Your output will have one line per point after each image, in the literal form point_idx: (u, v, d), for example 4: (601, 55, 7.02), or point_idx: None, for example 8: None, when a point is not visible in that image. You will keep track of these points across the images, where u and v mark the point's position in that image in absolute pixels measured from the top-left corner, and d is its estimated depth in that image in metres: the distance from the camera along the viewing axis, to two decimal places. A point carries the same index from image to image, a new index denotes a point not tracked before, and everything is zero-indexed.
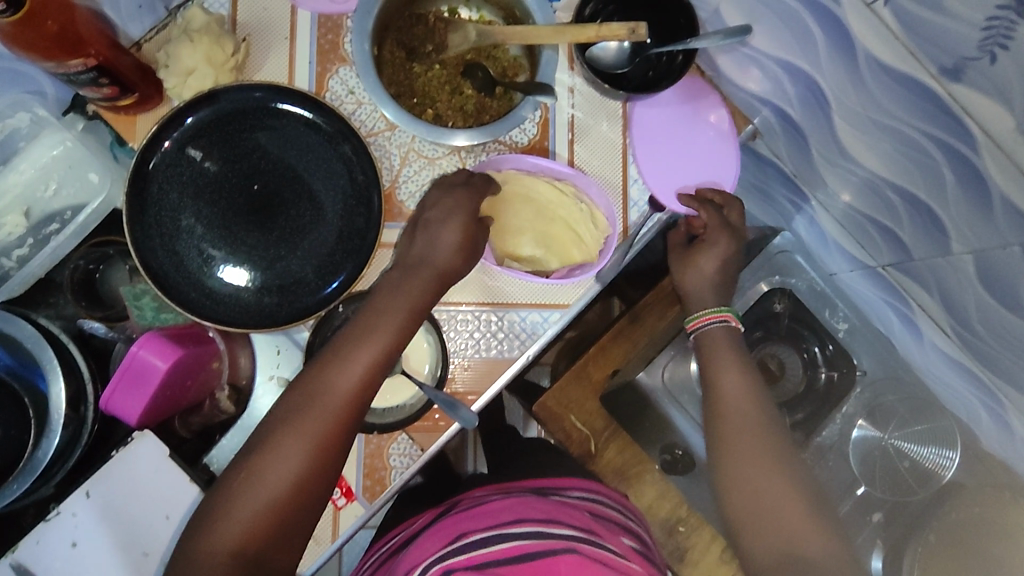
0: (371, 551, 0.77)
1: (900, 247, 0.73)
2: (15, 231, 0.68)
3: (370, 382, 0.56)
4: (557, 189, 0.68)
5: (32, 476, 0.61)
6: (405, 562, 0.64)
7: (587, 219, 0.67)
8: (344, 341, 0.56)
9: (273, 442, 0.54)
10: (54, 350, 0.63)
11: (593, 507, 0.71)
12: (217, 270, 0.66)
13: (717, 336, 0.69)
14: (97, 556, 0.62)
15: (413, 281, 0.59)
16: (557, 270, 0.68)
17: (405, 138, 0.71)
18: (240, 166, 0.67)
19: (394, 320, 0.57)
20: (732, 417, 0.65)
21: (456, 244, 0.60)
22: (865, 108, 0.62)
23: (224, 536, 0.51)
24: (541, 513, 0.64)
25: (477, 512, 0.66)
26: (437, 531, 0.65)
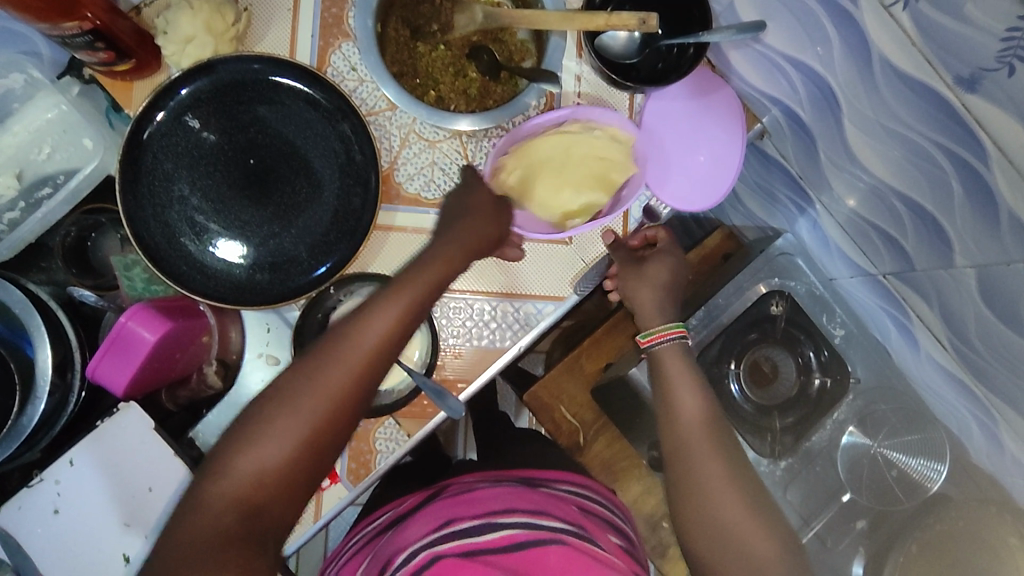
0: (354, 530, 0.77)
1: (902, 257, 0.72)
2: (7, 194, 0.66)
3: (390, 349, 0.53)
4: (592, 153, 0.66)
5: (16, 441, 0.61)
6: (393, 544, 0.64)
7: (608, 143, 0.66)
8: (365, 305, 0.54)
9: (285, 396, 0.51)
10: (42, 316, 0.63)
11: (582, 500, 0.71)
12: (209, 243, 0.65)
13: (669, 356, 0.69)
14: (80, 524, 0.62)
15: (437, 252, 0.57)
16: (608, 203, 0.67)
17: (406, 119, 0.69)
18: (237, 140, 0.66)
19: (414, 289, 0.55)
20: (695, 446, 0.62)
21: (490, 216, 0.61)
22: (876, 113, 0.61)
23: (226, 498, 0.49)
24: (531, 505, 0.65)
25: (466, 500, 0.66)
26: (425, 516, 0.65)
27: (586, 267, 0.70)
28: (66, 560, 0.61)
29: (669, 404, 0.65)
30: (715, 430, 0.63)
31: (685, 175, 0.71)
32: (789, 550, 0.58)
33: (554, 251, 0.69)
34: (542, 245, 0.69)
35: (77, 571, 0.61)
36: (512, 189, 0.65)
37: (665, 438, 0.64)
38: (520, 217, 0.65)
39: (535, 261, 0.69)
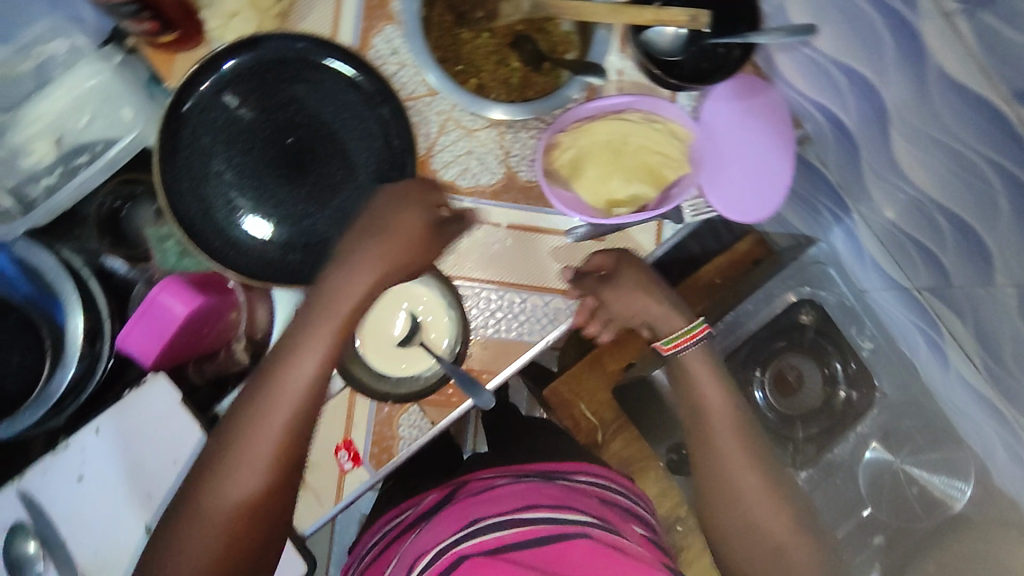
0: (381, 521, 0.78)
1: (940, 271, 0.70)
2: (45, 159, 0.67)
3: (316, 388, 0.54)
4: (649, 139, 0.66)
5: (44, 406, 0.61)
6: (416, 546, 0.64)
7: (666, 136, 0.66)
8: (279, 358, 0.54)
9: (225, 456, 0.53)
10: (75, 283, 0.63)
11: (603, 491, 0.70)
12: (242, 220, 0.65)
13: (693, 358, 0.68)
14: (104, 491, 0.62)
15: (348, 283, 0.54)
16: (653, 198, 0.66)
17: (445, 106, 0.69)
18: (276, 118, 0.66)
19: (326, 333, 0.54)
20: (723, 445, 0.65)
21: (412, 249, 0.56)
22: (925, 124, 0.59)
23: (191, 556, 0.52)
24: (551, 500, 0.64)
25: (486, 498, 0.66)
26: (445, 518, 0.65)
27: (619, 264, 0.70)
28: (90, 527, 0.62)
29: (698, 402, 0.67)
30: (741, 426, 0.66)
31: (732, 180, 0.70)
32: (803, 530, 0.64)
33: (586, 247, 0.70)
34: (576, 242, 0.69)
35: (99, 539, 0.62)
36: (560, 168, 0.65)
37: (691, 438, 0.68)
38: (565, 201, 0.65)
39: (568, 257, 0.70)
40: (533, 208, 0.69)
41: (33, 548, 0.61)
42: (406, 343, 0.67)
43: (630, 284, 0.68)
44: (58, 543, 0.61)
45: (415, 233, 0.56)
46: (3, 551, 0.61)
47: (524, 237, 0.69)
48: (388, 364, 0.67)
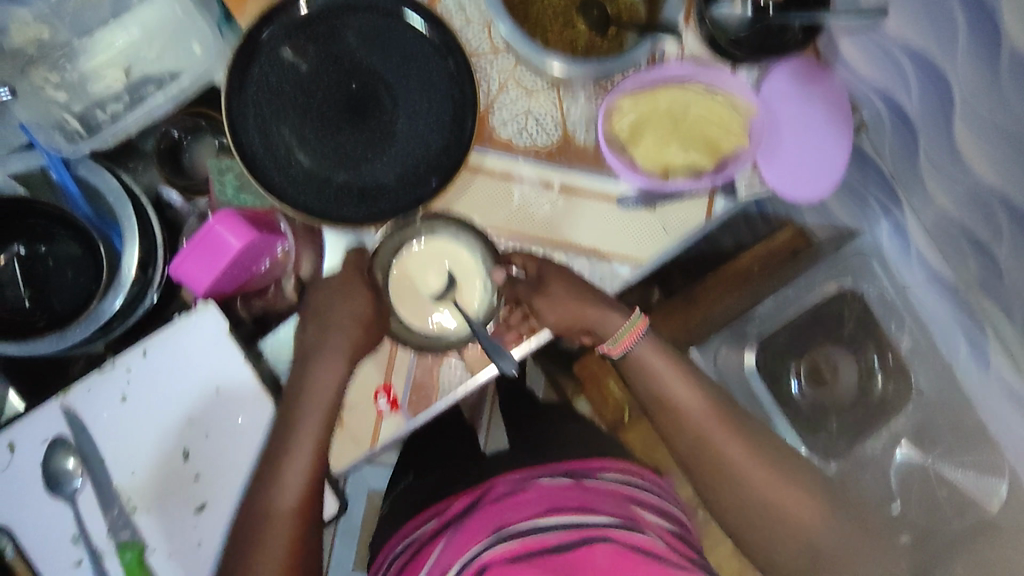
0: (405, 528, 0.77)
1: (992, 266, 0.69)
2: (114, 86, 0.68)
3: (312, 494, 0.58)
4: (712, 107, 0.66)
5: (93, 325, 0.62)
6: (451, 550, 0.64)
7: (727, 108, 0.66)
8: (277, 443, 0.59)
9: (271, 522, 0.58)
10: (134, 208, 0.64)
11: (629, 489, 0.70)
12: (302, 159, 0.66)
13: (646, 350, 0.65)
14: (145, 414, 0.63)
15: (319, 395, 0.60)
16: (710, 168, 0.66)
17: (507, 65, 0.70)
18: (342, 62, 0.66)
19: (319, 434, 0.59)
20: (709, 428, 0.63)
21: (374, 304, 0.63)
22: (992, 109, 0.58)
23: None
24: (574, 502, 0.65)
25: (509, 503, 0.65)
26: (469, 529, 0.64)
27: (667, 233, 0.70)
28: (127, 448, 0.63)
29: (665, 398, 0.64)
30: (713, 401, 0.64)
31: (786, 159, 0.69)
32: (809, 487, 0.63)
33: (636, 214, 0.70)
34: (627, 211, 0.70)
35: (135, 462, 0.62)
36: (619, 133, 0.66)
37: (671, 434, 0.65)
38: (620, 164, 0.65)
39: (618, 223, 0.70)
40: (590, 172, 0.70)
41: (72, 464, 0.62)
42: (437, 301, 0.68)
43: (563, 294, 0.64)
44: (96, 460, 0.62)
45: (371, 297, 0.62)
46: (42, 465, 0.62)
47: (577, 199, 0.70)
48: (416, 316, 0.68)
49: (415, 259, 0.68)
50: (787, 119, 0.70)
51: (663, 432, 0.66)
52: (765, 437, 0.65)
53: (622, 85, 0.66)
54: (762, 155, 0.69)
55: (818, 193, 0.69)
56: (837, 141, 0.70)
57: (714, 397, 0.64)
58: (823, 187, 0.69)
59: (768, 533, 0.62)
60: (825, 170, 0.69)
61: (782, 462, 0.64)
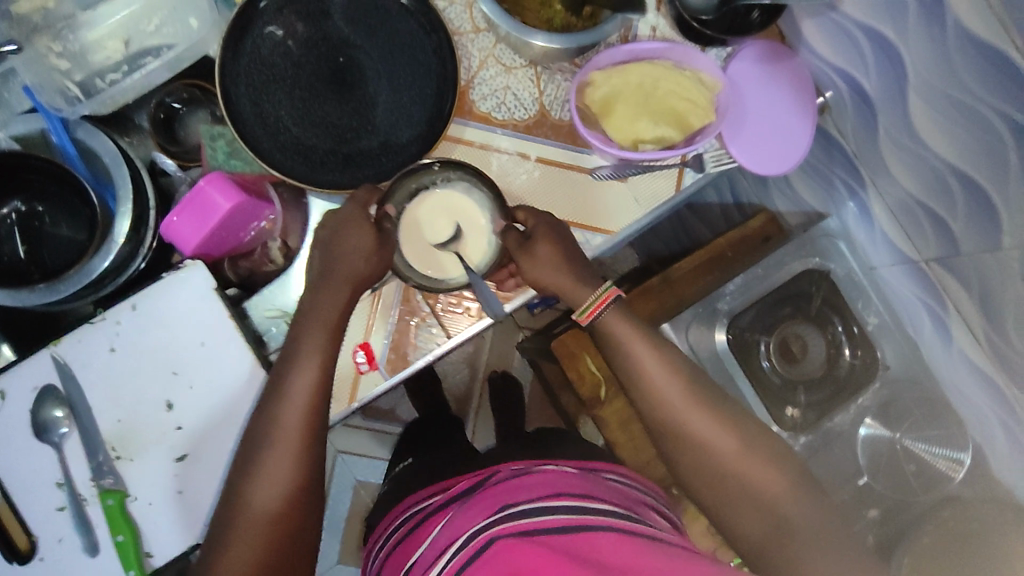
0: (400, 507, 0.77)
1: (950, 240, 0.72)
2: (114, 57, 0.72)
3: (307, 451, 0.63)
4: (681, 83, 0.70)
5: (84, 280, 0.65)
6: (447, 530, 0.64)
7: (694, 83, 0.70)
8: (281, 384, 0.62)
9: (260, 464, 0.61)
10: (128, 169, 0.67)
11: (626, 488, 0.70)
12: (291, 128, 0.69)
13: (614, 320, 0.68)
14: (132, 366, 0.65)
15: (308, 359, 0.63)
16: (680, 141, 0.70)
17: (487, 43, 0.73)
18: (329, 38, 0.70)
19: (310, 380, 0.63)
20: (694, 416, 0.66)
21: (376, 251, 0.65)
22: (944, 84, 0.62)
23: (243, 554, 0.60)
24: (575, 489, 0.65)
25: (507, 486, 0.66)
26: (470, 506, 0.65)
27: (637, 205, 0.73)
28: (114, 397, 0.65)
29: (654, 388, 0.67)
30: (698, 393, 0.67)
31: (751, 137, 0.74)
32: (787, 467, 0.66)
33: (608, 185, 0.73)
34: (600, 180, 0.73)
35: (122, 410, 0.65)
36: (592, 106, 0.70)
37: (657, 424, 0.67)
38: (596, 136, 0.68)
39: (591, 194, 0.73)
40: (566, 145, 0.73)
41: (60, 413, 0.65)
42: (442, 248, 0.70)
43: (549, 253, 0.66)
44: (84, 410, 0.65)
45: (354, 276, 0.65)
46: (31, 412, 0.64)
47: (552, 171, 0.73)
48: (422, 260, 0.70)
49: (428, 206, 0.70)
50: (752, 99, 0.74)
51: (651, 424, 0.68)
52: (745, 419, 0.68)
53: (595, 61, 0.69)
54: (730, 133, 0.74)
55: (782, 170, 0.74)
56: (799, 121, 0.74)
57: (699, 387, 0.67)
58: (787, 164, 0.73)
59: (747, 516, 0.64)
60: (789, 147, 0.74)
61: (765, 443, 0.67)
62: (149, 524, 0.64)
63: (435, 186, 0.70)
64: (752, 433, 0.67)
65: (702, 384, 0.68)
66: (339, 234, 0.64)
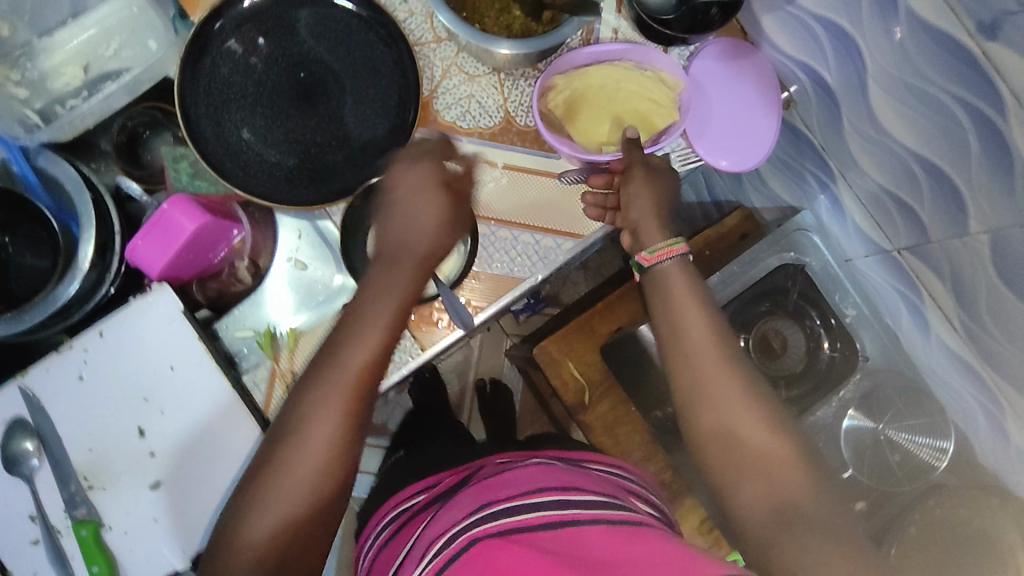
0: (390, 500, 0.76)
1: (919, 228, 0.73)
2: (72, 83, 0.71)
3: (344, 440, 0.56)
4: (642, 84, 0.70)
5: (50, 308, 0.64)
6: (431, 530, 0.63)
7: (656, 83, 0.70)
8: (341, 348, 0.58)
9: (299, 436, 0.56)
10: (91, 195, 0.66)
11: (615, 478, 0.69)
12: (254, 146, 0.68)
13: (673, 272, 0.63)
14: (102, 394, 0.65)
15: (373, 320, 0.59)
16: (645, 141, 0.70)
17: (449, 52, 0.73)
18: (289, 54, 0.69)
19: (367, 346, 0.58)
20: (721, 382, 0.58)
21: (446, 212, 0.61)
22: (899, 72, 0.62)
23: (252, 546, 0.54)
24: (561, 482, 0.63)
25: (495, 483, 0.65)
26: (456, 504, 0.64)
27: None
28: (86, 426, 0.64)
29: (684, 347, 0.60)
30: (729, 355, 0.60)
31: (716, 135, 0.74)
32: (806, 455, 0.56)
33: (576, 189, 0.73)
34: (568, 185, 0.73)
35: (93, 439, 0.64)
36: (555, 111, 0.69)
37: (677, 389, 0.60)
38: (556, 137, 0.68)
39: (559, 200, 0.73)
40: (533, 151, 0.73)
41: (31, 445, 0.63)
42: None
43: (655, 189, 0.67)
44: (55, 440, 0.64)
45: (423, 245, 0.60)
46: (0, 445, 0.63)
47: (520, 177, 0.73)
48: None
49: None
50: (715, 97, 0.74)
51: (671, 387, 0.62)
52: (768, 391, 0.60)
53: (556, 65, 0.69)
54: (697, 130, 0.73)
55: (748, 167, 0.74)
56: (763, 118, 0.75)
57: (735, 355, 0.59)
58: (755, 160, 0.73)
59: (752, 493, 0.54)
60: (754, 145, 0.74)
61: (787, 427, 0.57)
62: (127, 553, 0.63)
63: None
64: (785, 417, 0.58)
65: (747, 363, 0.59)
66: (408, 194, 0.61)
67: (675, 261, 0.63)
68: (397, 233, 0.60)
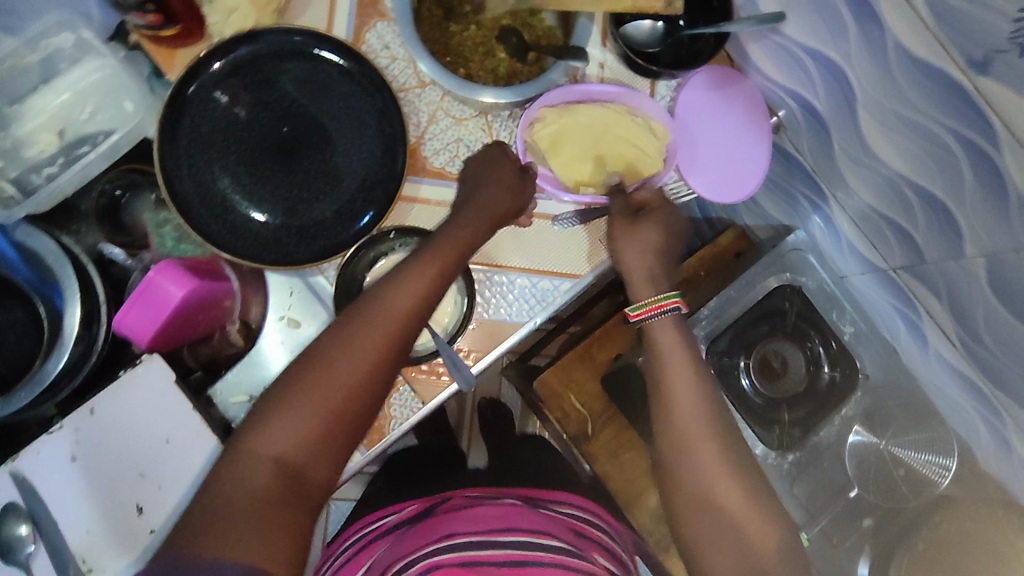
0: (363, 521, 0.82)
1: (914, 250, 0.72)
2: (47, 150, 0.69)
3: (381, 366, 0.57)
4: (630, 126, 0.69)
5: (38, 388, 0.62)
6: (403, 549, 0.70)
7: (644, 129, 0.69)
8: (401, 270, 0.60)
9: (346, 344, 0.56)
10: (73, 267, 0.64)
11: (581, 523, 0.76)
12: (239, 206, 0.67)
13: (662, 329, 0.66)
14: (96, 472, 0.63)
15: (436, 253, 0.61)
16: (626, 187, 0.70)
17: (435, 97, 0.72)
18: (271, 109, 0.68)
19: (426, 276, 0.59)
20: (697, 442, 0.61)
21: (513, 185, 0.66)
22: (891, 101, 0.62)
23: (273, 435, 0.54)
24: (528, 525, 0.71)
25: (474, 517, 0.72)
26: (429, 530, 0.72)
27: (605, 245, 0.72)
28: (80, 506, 0.62)
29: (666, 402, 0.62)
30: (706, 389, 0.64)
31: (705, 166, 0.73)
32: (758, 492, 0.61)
33: (572, 232, 0.72)
34: (565, 228, 0.72)
35: (90, 520, 0.62)
36: (540, 141, 0.68)
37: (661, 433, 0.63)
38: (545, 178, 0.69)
39: (554, 242, 0.72)
40: None
41: (24, 530, 0.62)
42: None
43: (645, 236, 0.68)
44: (50, 524, 0.62)
45: (502, 204, 0.65)
46: None
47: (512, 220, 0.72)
48: None
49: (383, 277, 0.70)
50: (704, 127, 0.73)
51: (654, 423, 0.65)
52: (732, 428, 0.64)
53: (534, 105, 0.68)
54: (688, 162, 0.73)
55: (738, 198, 0.73)
56: (753, 146, 0.74)
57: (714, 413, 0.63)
58: (746, 190, 0.73)
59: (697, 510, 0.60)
60: (744, 174, 0.74)
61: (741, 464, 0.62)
62: None
63: (389, 254, 0.70)
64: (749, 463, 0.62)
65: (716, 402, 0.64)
66: (485, 166, 0.67)
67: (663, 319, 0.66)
68: (477, 192, 0.65)
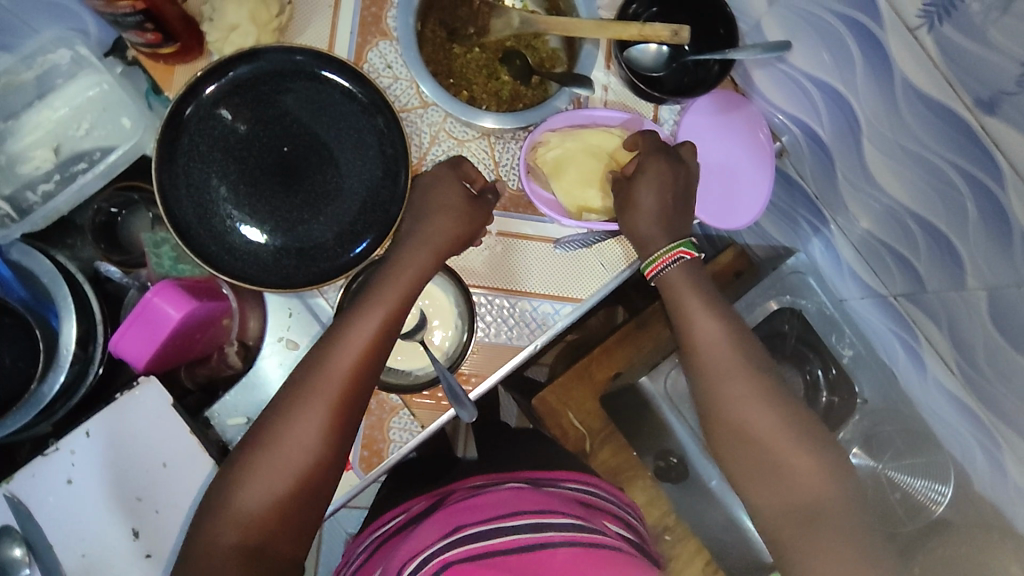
0: (367, 530, 0.71)
1: (915, 278, 0.72)
2: (43, 166, 0.68)
3: (336, 424, 0.54)
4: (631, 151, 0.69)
5: (36, 408, 0.61)
6: (400, 554, 0.58)
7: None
8: (343, 324, 0.57)
9: (294, 409, 0.54)
10: (69, 288, 0.63)
11: (587, 495, 0.66)
12: (238, 227, 0.66)
13: (677, 278, 0.63)
14: (91, 496, 0.62)
15: (379, 299, 0.58)
16: None
17: (437, 117, 0.71)
18: (271, 128, 0.67)
19: (371, 325, 0.56)
20: (721, 380, 0.59)
21: (465, 209, 0.63)
22: (896, 135, 0.62)
23: (236, 519, 0.51)
24: (537, 505, 0.59)
25: (475, 504, 0.60)
26: (429, 526, 0.59)
27: (606, 271, 0.72)
28: (75, 530, 0.62)
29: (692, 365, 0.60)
30: (742, 351, 0.60)
31: (707, 193, 0.73)
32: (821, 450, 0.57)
33: (577, 254, 0.72)
34: (566, 252, 0.71)
35: (86, 544, 0.62)
36: (542, 166, 0.68)
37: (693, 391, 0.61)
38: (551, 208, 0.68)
39: (555, 265, 0.72)
40: (527, 217, 0.72)
41: (19, 553, 0.61)
42: (410, 336, 0.69)
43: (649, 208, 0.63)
44: (46, 548, 0.62)
45: (452, 233, 0.62)
46: None
47: (511, 243, 0.71)
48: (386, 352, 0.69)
49: None
50: (706, 152, 0.73)
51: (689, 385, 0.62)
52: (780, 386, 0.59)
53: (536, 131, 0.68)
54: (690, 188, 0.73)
55: (740, 226, 0.73)
56: (755, 174, 0.74)
57: (739, 352, 0.60)
58: (748, 218, 0.73)
59: (765, 488, 0.56)
60: (746, 202, 0.73)
61: (798, 423, 0.57)
62: None
63: None
64: (791, 405, 0.58)
65: (757, 357, 0.60)
66: (432, 188, 0.64)
67: (675, 270, 0.62)
68: (421, 225, 0.62)
